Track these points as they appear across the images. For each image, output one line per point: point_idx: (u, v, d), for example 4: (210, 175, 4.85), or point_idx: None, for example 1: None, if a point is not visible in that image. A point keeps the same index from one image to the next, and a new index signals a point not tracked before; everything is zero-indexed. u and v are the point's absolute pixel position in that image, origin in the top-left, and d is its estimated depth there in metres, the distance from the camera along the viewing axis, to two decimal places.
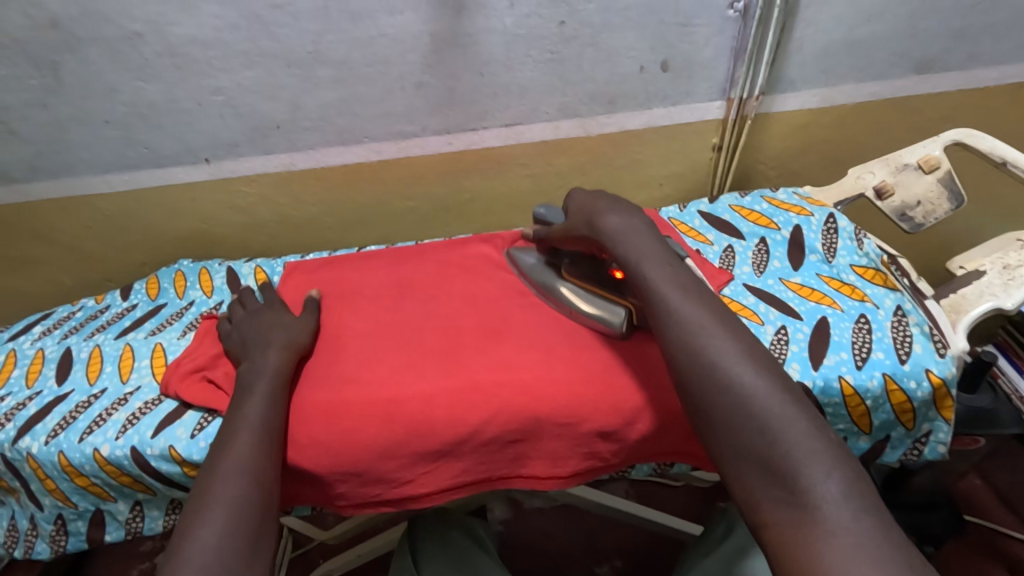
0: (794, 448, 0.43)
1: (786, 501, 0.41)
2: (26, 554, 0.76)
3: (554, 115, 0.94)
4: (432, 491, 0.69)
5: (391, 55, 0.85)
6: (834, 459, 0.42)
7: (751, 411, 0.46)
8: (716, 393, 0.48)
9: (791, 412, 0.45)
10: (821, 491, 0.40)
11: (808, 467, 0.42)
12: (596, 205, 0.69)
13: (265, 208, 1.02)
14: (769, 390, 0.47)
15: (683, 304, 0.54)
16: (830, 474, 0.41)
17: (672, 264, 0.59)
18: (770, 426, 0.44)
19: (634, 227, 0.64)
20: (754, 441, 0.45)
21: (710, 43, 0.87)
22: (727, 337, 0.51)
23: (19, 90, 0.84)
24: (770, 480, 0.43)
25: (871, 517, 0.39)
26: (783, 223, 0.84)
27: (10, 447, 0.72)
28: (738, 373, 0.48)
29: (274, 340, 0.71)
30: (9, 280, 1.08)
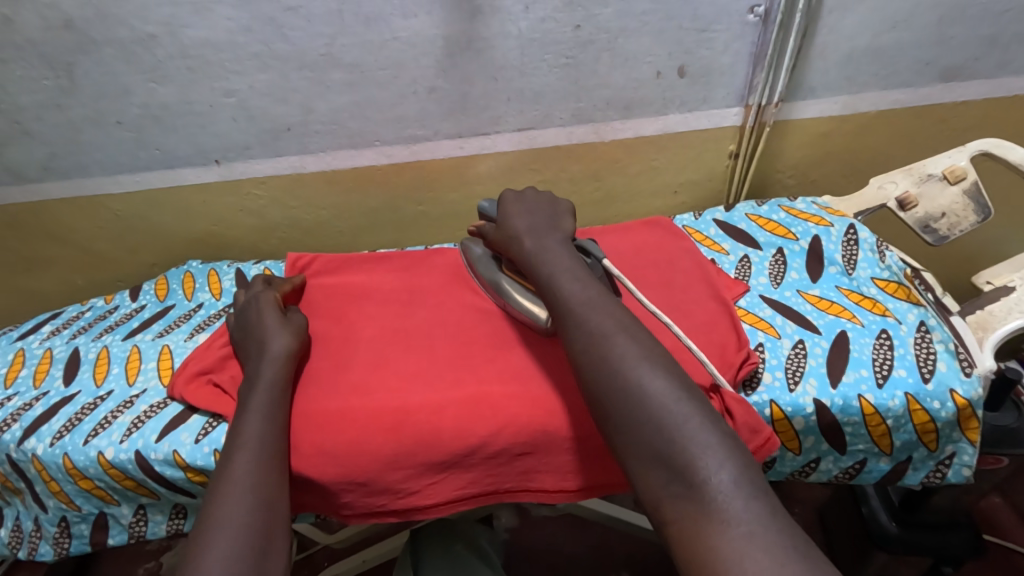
0: (690, 442, 0.43)
1: (684, 496, 0.42)
2: (29, 555, 0.75)
3: (568, 120, 0.93)
4: (438, 503, 0.67)
5: (405, 59, 0.84)
6: (728, 449, 0.43)
7: (650, 410, 0.46)
8: (620, 396, 0.47)
9: (686, 409, 0.45)
10: (716, 483, 0.41)
11: (703, 458, 0.42)
12: (516, 223, 0.67)
13: (275, 211, 1.01)
14: (667, 390, 0.47)
15: (586, 313, 0.54)
16: (723, 465, 0.42)
17: (584, 278, 0.58)
18: (670, 422, 0.45)
19: (547, 246, 0.63)
20: (656, 439, 0.44)
21: (729, 49, 0.86)
22: (625, 340, 0.50)
23: (34, 91, 0.84)
24: (673, 477, 0.43)
25: (760, 503, 0.39)
26: (801, 234, 0.82)
27: (15, 448, 0.72)
28: (640, 374, 0.48)
29: (269, 349, 0.68)
30: (24, 278, 1.09)
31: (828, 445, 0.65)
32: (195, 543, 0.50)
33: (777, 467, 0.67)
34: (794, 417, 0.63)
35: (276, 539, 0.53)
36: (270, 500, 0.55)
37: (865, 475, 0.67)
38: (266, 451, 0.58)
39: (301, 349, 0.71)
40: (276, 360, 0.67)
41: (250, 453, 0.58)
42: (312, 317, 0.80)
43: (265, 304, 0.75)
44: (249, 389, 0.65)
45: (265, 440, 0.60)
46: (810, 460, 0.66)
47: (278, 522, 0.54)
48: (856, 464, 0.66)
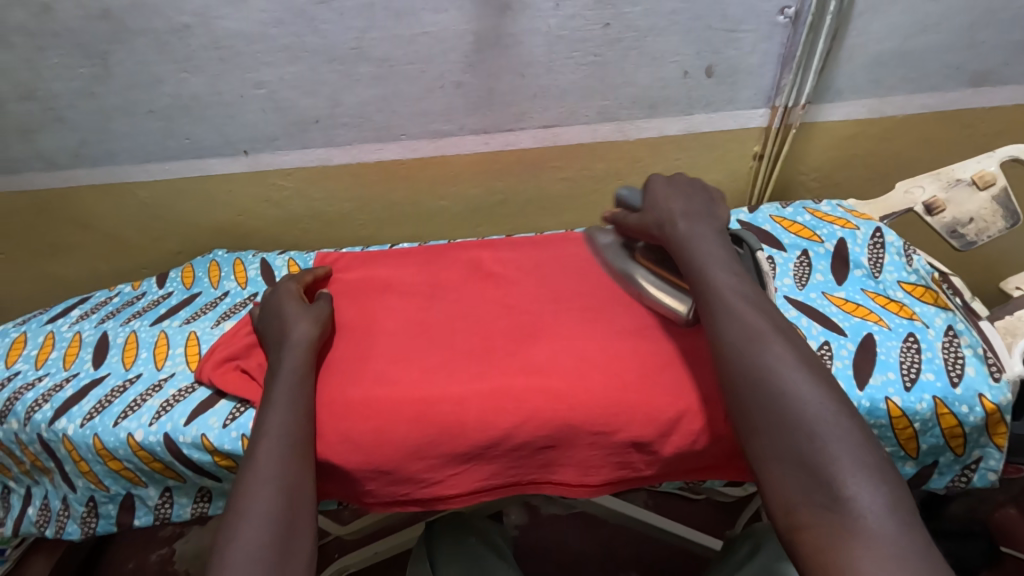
0: (844, 459, 0.44)
1: (831, 509, 0.43)
2: (56, 534, 0.77)
3: (593, 118, 0.93)
4: (461, 494, 0.68)
5: (432, 54, 0.85)
6: (883, 475, 0.43)
7: (801, 420, 0.47)
8: (772, 398, 0.48)
9: (842, 425, 0.46)
10: (865, 503, 0.42)
11: (855, 478, 0.43)
12: (669, 206, 0.67)
13: (299, 202, 1.02)
14: (823, 402, 0.47)
15: (744, 309, 0.54)
16: (877, 489, 0.43)
17: (737, 272, 0.58)
18: (821, 436, 0.45)
19: (705, 234, 0.63)
20: (804, 448, 0.46)
21: (757, 50, 0.86)
22: (783, 345, 0.51)
23: (70, 78, 0.86)
24: (815, 487, 0.44)
25: (907, 528, 0.41)
26: (826, 236, 0.82)
27: (46, 427, 0.73)
28: (798, 384, 0.48)
29: (293, 337, 0.69)
30: (50, 264, 1.11)
31: None
32: (227, 536, 0.52)
33: None
34: None
35: (302, 535, 0.53)
36: (296, 494, 0.55)
37: None
38: (293, 444, 0.59)
39: (322, 339, 0.72)
40: (297, 347, 0.68)
41: (275, 443, 0.58)
42: (336, 306, 0.81)
43: (288, 295, 0.76)
44: (271, 379, 0.65)
45: (292, 431, 0.60)
46: None
47: (301, 511, 0.55)
48: None
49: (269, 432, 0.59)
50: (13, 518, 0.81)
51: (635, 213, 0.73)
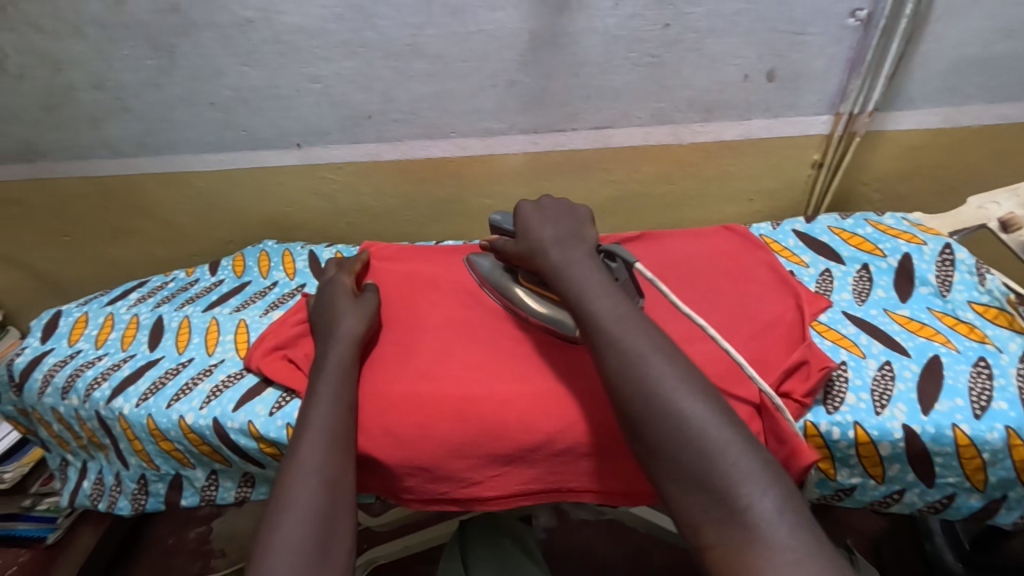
0: (731, 469, 0.44)
1: (726, 522, 0.42)
2: (109, 507, 0.81)
3: (646, 120, 0.91)
4: (500, 496, 0.67)
5: (487, 52, 0.85)
6: (771, 475, 0.43)
7: (689, 435, 0.46)
8: (658, 419, 0.48)
9: (727, 435, 0.45)
10: (758, 510, 0.41)
11: (746, 486, 0.42)
12: (539, 234, 0.65)
13: (348, 196, 1.04)
14: (709, 414, 0.47)
15: (621, 331, 0.53)
16: (766, 493, 0.42)
17: (615, 294, 0.57)
18: (710, 448, 0.45)
19: (577, 259, 0.61)
20: (695, 464, 0.45)
21: (824, 53, 0.82)
22: (663, 361, 0.50)
23: (138, 70, 0.89)
24: (712, 502, 0.43)
25: (805, 531, 0.40)
26: (890, 250, 0.79)
27: (104, 406, 0.76)
28: (681, 399, 0.48)
29: (342, 331, 0.70)
30: (112, 248, 1.15)
31: (914, 476, 0.61)
32: (272, 525, 0.52)
33: (857, 496, 0.64)
34: (880, 441, 0.60)
35: (342, 529, 0.53)
36: (338, 488, 0.55)
37: (953, 510, 0.63)
38: (336, 438, 0.59)
39: (369, 333, 0.73)
40: (341, 341, 0.69)
41: (319, 436, 0.59)
42: (384, 299, 0.81)
43: (340, 288, 0.77)
44: (317, 372, 0.66)
45: (333, 426, 0.60)
46: (893, 492, 0.63)
47: (342, 504, 0.55)
48: (944, 498, 0.62)
49: (311, 426, 0.60)
50: (69, 490, 0.85)
51: (511, 241, 0.69)
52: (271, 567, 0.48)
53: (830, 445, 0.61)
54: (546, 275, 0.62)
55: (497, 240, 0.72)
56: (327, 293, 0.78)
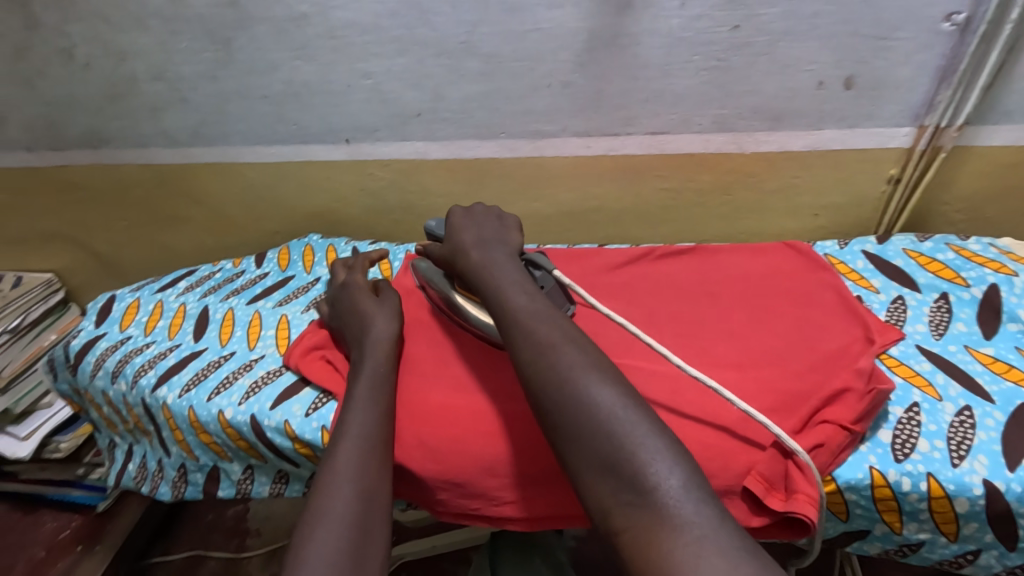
0: (638, 450, 0.43)
1: (637, 504, 0.41)
2: (151, 492, 0.83)
3: (706, 127, 0.86)
4: (533, 520, 0.62)
5: (543, 52, 0.82)
6: (676, 453, 0.43)
7: (597, 420, 0.45)
8: (564, 405, 0.47)
9: (633, 416, 0.45)
10: (664, 489, 0.41)
11: (653, 466, 0.42)
12: (461, 240, 0.68)
13: (394, 193, 1.03)
14: (616, 397, 0.46)
15: (532, 324, 0.54)
16: (672, 470, 0.42)
17: (530, 291, 0.58)
18: (619, 432, 0.44)
19: (496, 260, 0.63)
20: (603, 448, 0.44)
21: (911, 61, 0.75)
22: (573, 351, 0.50)
23: (196, 62, 0.91)
24: (622, 485, 0.43)
25: (709, 508, 0.40)
26: (974, 279, 0.72)
27: (149, 394, 0.78)
28: (588, 385, 0.47)
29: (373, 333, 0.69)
30: (167, 235, 1.18)
31: (993, 537, 0.55)
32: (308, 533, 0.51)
33: (924, 553, 0.58)
34: (956, 497, 0.54)
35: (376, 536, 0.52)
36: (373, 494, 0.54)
37: None
38: (372, 443, 0.58)
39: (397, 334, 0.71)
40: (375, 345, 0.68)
41: (354, 444, 0.58)
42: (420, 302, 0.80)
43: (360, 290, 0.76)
44: (353, 378, 0.65)
45: (368, 430, 0.59)
46: (967, 552, 0.57)
47: (376, 513, 0.53)
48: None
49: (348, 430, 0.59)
50: (116, 471, 0.88)
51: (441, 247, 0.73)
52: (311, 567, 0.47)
53: (898, 497, 0.55)
54: (468, 277, 0.64)
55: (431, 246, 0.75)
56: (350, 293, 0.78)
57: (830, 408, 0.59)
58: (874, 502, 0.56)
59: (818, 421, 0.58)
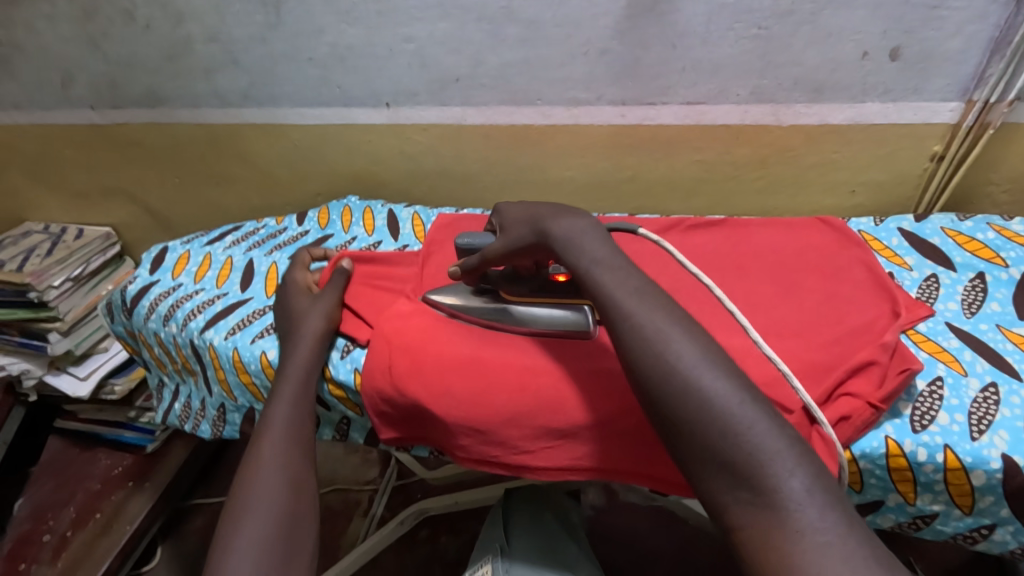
0: (757, 448, 0.42)
1: (754, 504, 0.40)
2: (193, 429, 0.89)
3: (744, 98, 0.85)
4: (550, 469, 0.65)
5: (582, 17, 0.82)
6: (799, 454, 0.41)
7: (711, 413, 0.44)
8: (676, 395, 0.45)
9: (750, 411, 0.43)
10: (787, 490, 0.40)
11: (773, 466, 0.41)
12: (538, 212, 0.65)
13: (431, 158, 1.05)
14: (729, 388, 0.44)
15: (634, 304, 0.51)
16: (793, 473, 0.40)
17: (624, 265, 0.55)
18: (733, 428, 0.42)
19: (584, 228, 0.60)
20: (717, 444, 0.43)
21: (962, 32, 0.73)
22: (684, 339, 0.48)
23: (248, 24, 0.95)
24: (738, 482, 0.42)
25: (835, 513, 0.39)
26: (1012, 260, 0.71)
27: (197, 335, 0.83)
28: (701, 374, 0.45)
29: (305, 329, 0.74)
30: (214, 193, 1.24)
31: (1008, 511, 0.55)
32: (233, 524, 0.55)
33: (936, 526, 0.59)
34: (973, 469, 0.54)
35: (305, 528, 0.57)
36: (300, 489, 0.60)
37: None
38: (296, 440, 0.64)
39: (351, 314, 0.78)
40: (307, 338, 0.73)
41: (275, 437, 0.64)
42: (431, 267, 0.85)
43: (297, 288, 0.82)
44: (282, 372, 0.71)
45: (290, 423, 0.65)
46: (980, 526, 0.57)
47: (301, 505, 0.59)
48: None
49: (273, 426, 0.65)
50: (163, 408, 0.95)
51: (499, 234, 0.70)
52: (237, 547, 0.53)
53: (914, 467, 0.56)
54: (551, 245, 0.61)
55: (472, 258, 0.73)
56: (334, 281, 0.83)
57: (854, 381, 0.59)
58: (888, 471, 0.57)
59: (841, 393, 0.58)
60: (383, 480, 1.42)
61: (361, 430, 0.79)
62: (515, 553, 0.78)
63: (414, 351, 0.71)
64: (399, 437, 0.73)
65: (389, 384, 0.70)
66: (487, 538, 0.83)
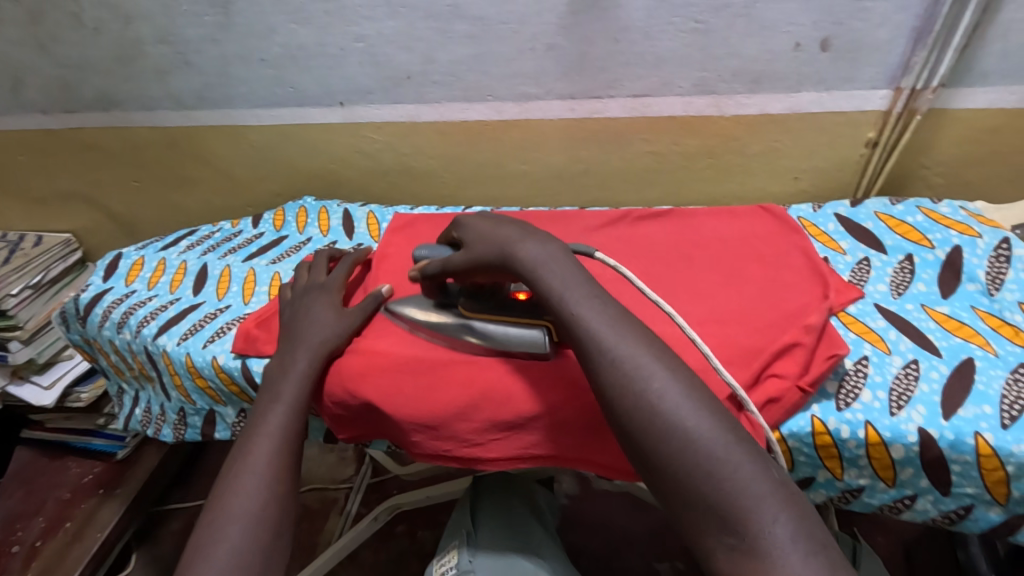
0: (744, 493, 0.42)
1: (739, 550, 0.41)
2: (154, 434, 0.90)
3: (688, 90, 0.87)
4: (500, 460, 0.67)
5: (527, 14, 0.83)
6: (782, 501, 0.42)
7: (695, 456, 0.44)
8: (660, 440, 0.45)
9: (736, 455, 0.43)
10: (771, 537, 0.40)
11: (757, 512, 0.41)
12: (501, 233, 0.60)
13: (388, 155, 1.05)
14: (715, 430, 0.45)
15: (616, 339, 0.49)
16: (778, 520, 0.41)
17: (601, 295, 0.53)
18: (718, 472, 0.43)
19: (554, 254, 0.56)
20: (701, 486, 0.43)
21: (889, 22, 0.76)
22: (667, 377, 0.47)
23: (198, 25, 0.94)
24: (723, 526, 0.42)
25: (818, 561, 0.39)
26: (939, 241, 0.73)
27: (151, 342, 0.83)
28: (681, 414, 0.45)
29: (305, 338, 0.72)
30: (175, 195, 1.23)
31: (928, 482, 0.58)
32: (208, 532, 0.56)
33: (865, 499, 0.61)
34: (892, 444, 0.57)
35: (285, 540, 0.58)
36: (282, 499, 0.59)
37: (970, 523, 0.60)
38: (287, 442, 0.63)
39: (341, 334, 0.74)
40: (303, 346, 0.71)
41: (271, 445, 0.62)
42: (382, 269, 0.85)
43: (320, 296, 0.77)
44: (279, 377, 0.69)
45: (288, 434, 0.64)
46: (904, 497, 0.60)
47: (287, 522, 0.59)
48: (959, 510, 0.59)
49: (261, 427, 0.64)
50: (124, 415, 0.95)
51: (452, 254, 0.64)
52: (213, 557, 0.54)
53: (838, 443, 0.58)
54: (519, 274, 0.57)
55: (431, 264, 0.66)
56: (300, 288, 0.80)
57: (780, 362, 0.61)
58: (816, 448, 0.59)
59: (769, 374, 0.61)
60: (357, 477, 1.43)
61: (319, 431, 0.81)
62: (480, 538, 0.80)
63: (366, 351, 0.72)
64: (355, 435, 0.74)
65: (339, 387, 0.70)
66: (455, 524, 0.85)
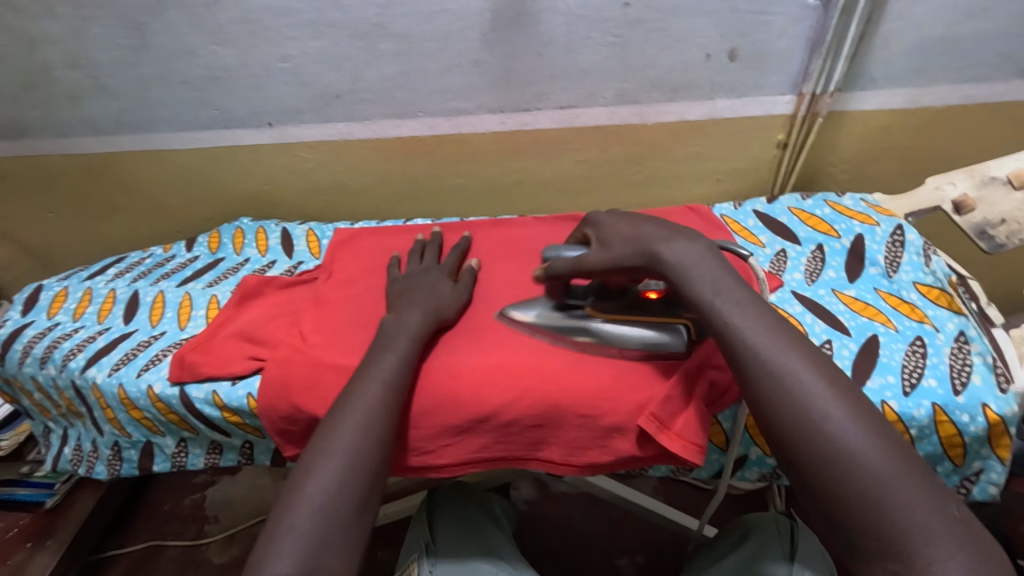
0: (911, 524, 0.40)
1: None
2: (87, 472, 0.86)
3: (611, 101, 0.92)
4: (451, 464, 0.68)
5: (451, 32, 0.85)
6: (959, 538, 0.39)
7: (860, 478, 0.42)
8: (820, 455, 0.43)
9: (904, 480, 0.41)
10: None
11: (928, 546, 0.39)
12: (646, 231, 0.57)
13: (323, 173, 1.05)
14: (881, 451, 0.42)
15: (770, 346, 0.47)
16: (953, 557, 0.38)
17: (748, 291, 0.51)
18: (885, 497, 0.41)
19: (703, 255, 0.54)
20: (860, 508, 0.41)
21: (786, 34, 0.83)
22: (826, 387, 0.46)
23: (111, 48, 0.91)
24: (883, 556, 0.40)
25: None
26: (844, 231, 0.80)
27: (79, 375, 0.80)
28: (844, 429, 0.43)
29: (421, 300, 0.72)
30: (98, 224, 1.18)
31: None
32: (277, 525, 0.49)
33: None
34: None
35: None
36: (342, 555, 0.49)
37: None
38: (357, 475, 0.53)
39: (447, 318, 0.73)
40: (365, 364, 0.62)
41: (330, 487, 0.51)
42: (331, 281, 0.84)
43: (437, 278, 0.77)
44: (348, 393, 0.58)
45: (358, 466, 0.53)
46: None
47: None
48: None
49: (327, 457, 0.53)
50: (52, 455, 0.90)
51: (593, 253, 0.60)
52: None
53: None
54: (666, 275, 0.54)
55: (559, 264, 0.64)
56: (428, 266, 0.80)
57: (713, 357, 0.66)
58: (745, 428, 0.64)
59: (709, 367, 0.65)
60: None
61: (265, 453, 0.78)
62: (439, 548, 0.80)
63: (309, 366, 0.71)
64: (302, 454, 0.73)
65: (286, 404, 0.69)
66: (412, 538, 0.84)
